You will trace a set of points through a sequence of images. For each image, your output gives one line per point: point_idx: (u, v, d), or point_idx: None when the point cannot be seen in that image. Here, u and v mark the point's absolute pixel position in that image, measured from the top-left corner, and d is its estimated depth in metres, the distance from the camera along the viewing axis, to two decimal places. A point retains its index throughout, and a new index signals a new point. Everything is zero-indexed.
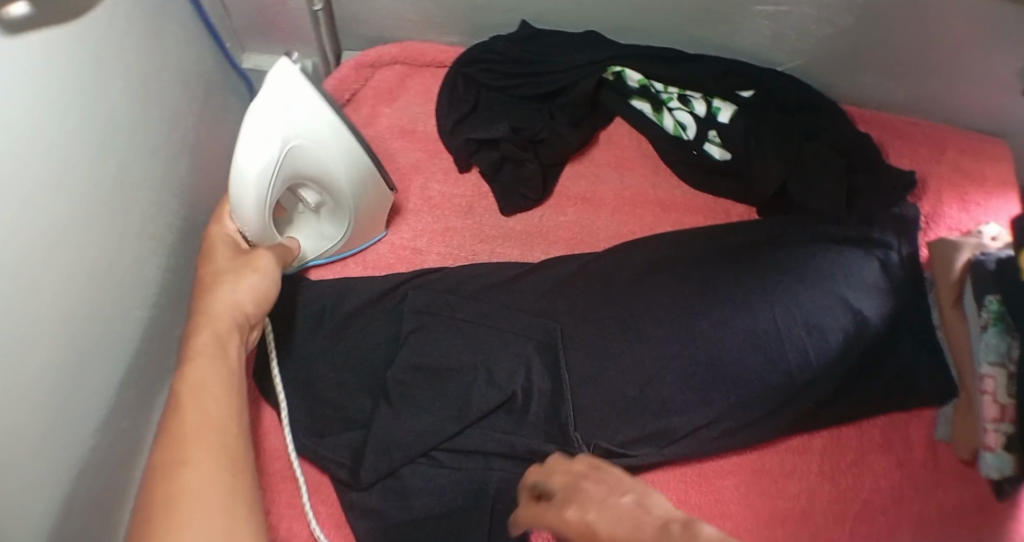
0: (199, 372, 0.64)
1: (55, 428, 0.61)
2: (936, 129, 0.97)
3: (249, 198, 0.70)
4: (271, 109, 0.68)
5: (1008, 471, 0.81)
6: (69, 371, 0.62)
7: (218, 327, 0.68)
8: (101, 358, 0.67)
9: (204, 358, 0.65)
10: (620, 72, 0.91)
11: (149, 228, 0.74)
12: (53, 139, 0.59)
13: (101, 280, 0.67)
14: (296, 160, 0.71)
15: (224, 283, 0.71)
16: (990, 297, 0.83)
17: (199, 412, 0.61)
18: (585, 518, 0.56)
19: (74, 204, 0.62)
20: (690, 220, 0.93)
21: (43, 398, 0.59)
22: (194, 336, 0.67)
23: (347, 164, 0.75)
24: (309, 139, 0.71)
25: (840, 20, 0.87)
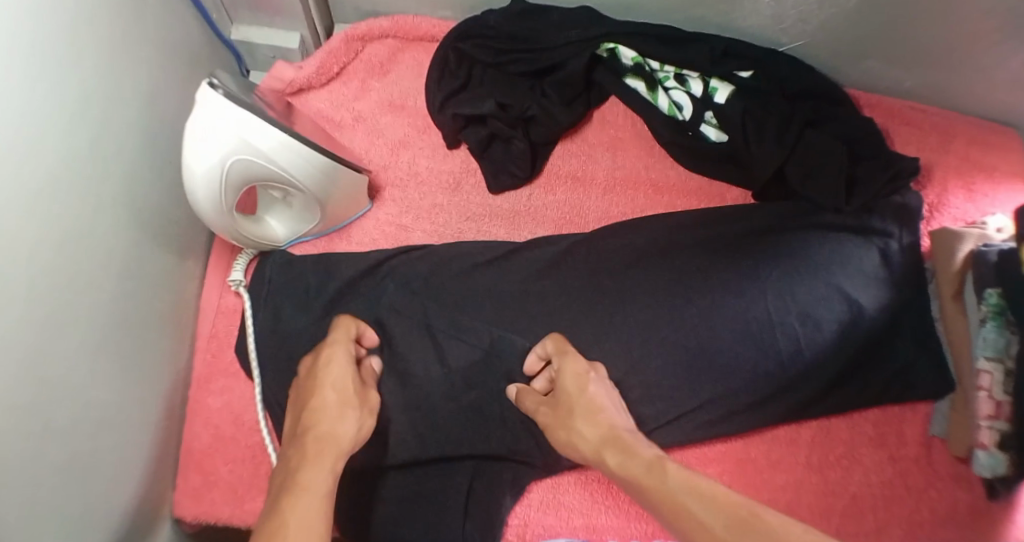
0: (307, 460, 0.58)
1: (31, 389, 0.60)
2: (944, 118, 0.94)
3: (208, 213, 0.73)
4: (206, 138, 0.67)
5: (1001, 471, 0.78)
6: (44, 331, 0.61)
7: (344, 395, 0.65)
8: (83, 319, 0.66)
9: (322, 423, 0.62)
10: (614, 49, 0.89)
11: (127, 196, 0.73)
12: (11, 100, 0.58)
13: (75, 247, 0.65)
14: (239, 177, 0.70)
15: (338, 350, 0.70)
16: (990, 290, 0.80)
17: (309, 506, 0.53)
18: (581, 373, 0.71)
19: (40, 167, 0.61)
20: (684, 204, 0.91)
21: (15, 356, 0.58)
22: (314, 405, 0.64)
23: (301, 171, 0.73)
24: (252, 157, 0.69)
25: (845, 1, 0.84)
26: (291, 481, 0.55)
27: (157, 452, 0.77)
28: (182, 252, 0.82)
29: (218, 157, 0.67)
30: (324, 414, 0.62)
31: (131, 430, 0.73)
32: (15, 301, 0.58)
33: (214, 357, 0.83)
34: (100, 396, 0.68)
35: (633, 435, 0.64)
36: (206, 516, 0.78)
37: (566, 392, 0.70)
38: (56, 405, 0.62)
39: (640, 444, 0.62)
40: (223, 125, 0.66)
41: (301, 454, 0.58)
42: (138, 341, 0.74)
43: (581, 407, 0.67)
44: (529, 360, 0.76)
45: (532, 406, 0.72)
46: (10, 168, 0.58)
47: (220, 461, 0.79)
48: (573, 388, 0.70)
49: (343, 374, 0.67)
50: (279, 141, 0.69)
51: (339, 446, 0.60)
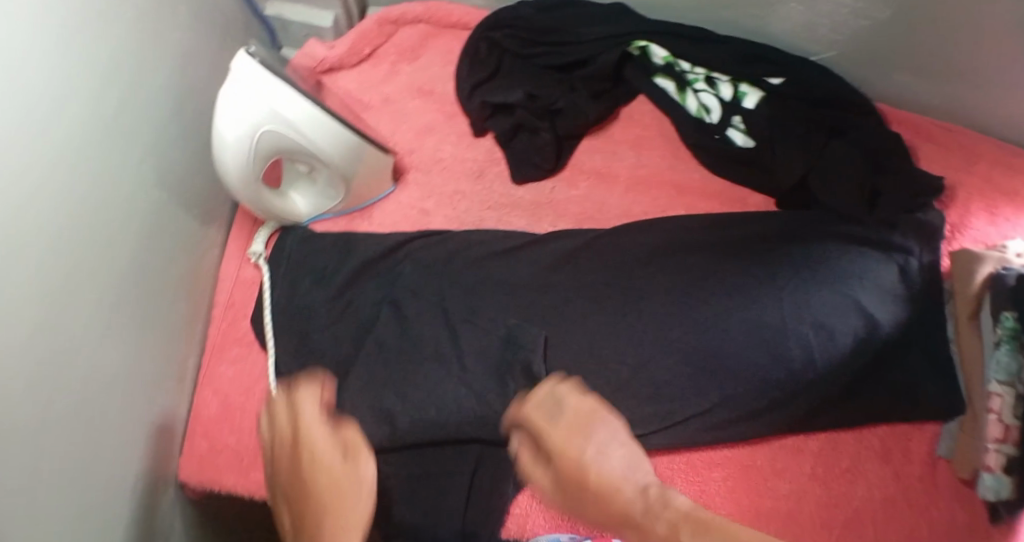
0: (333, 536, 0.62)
1: (49, 338, 0.60)
2: (972, 138, 0.93)
3: (235, 182, 0.73)
4: (238, 106, 0.67)
5: (1005, 495, 0.78)
6: (64, 282, 0.62)
7: (330, 457, 0.68)
8: (102, 274, 0.67)
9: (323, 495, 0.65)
10: (646, 48, 0.90)
11: (154, 160, 0.74)
12: (48, 53, 0.59)
13: (99, 205, 0.66)
14: (267, 147, 0.71)
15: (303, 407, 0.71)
16: (1006, 313, 0.80)
17: None
18: (584, 454, 0.62)
19: (70, 123, 0.62)
20: (705, 206, 0.90)
21: (34, 303, 0.59)
22: (307, 475, 0.67)
23: (328, 145, 0.73)
24: (282, 128, 0.70)
25: (877, 12, 0.84)
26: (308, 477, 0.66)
27: (166, 415, 0.78)
28: (203, 221, 0.83)
29: (250, 125, 0.68)
30: (322, 485, 0.66)
31: (143, 390, 0.74)
32: (36, 247, 0.59)
33: (228, 326, 0.84)
34: (116, 353, 0.69)
35: (645, 504, 0.57)
36: (210, 483, 0.79)
37: (564, 467, 0.62)
38: (70, 357, 0.63)
39: (652, 513, 0.56)
40: (258, 93, 0.67)
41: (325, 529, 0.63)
42: (155, 303, 0.75)
43: (592, 492, 0.59)
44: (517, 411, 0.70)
45: (527, 468, 0.67)
46: (43, 120, 0.59)
47: (228, 430, 0.80)
48: (575, 468, 0.61)
49: (313, 432, 0.69)
50: (309, 113, 0.71)
51: (360, 508, 0.65)
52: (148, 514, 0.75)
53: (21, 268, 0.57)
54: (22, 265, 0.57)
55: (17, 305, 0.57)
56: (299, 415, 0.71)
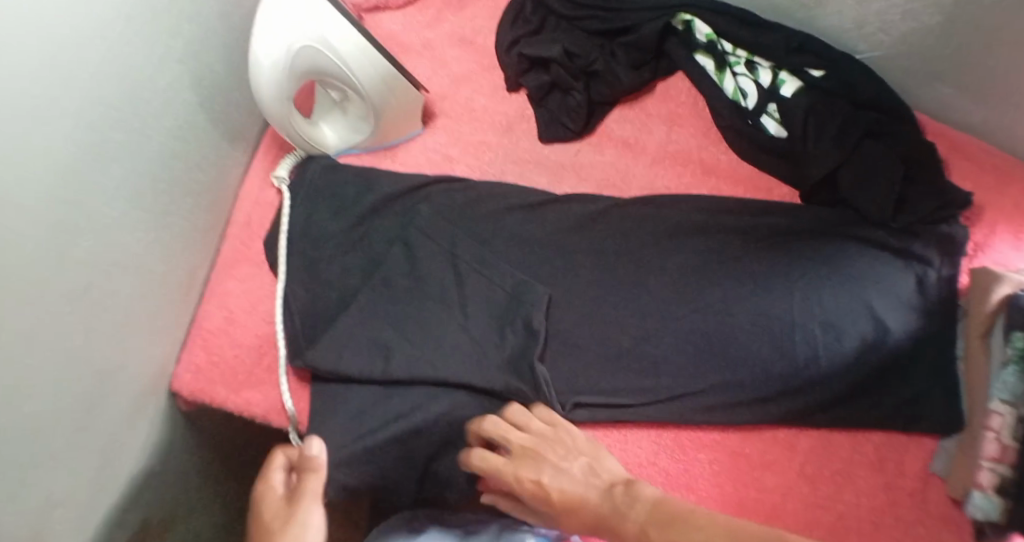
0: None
1: (64, 210, 0.61)
2: (1008, 160, 0.92)
3: (270, 104, 0.73)
4: (280, 23, 0.68)
5: (994, 516, 0.76)
6: (86, 160, 0.63)
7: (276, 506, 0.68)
8: (124, 162, 0.67)
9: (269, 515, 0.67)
10: (690, 22, 0.89)
11: (191, 66, 0.74)
12: None
13: (131, 97, 0.67)
14: (304, 68, 0.72)
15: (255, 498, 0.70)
16: (1017, 333, 0.78)
17: None
18: (542, 483, 0.68)
19: (113, 7, 0.63)
20: (729, 190, 0.90)
21: (54, 172, 0.59)
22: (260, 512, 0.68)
23: (363, 72, 0.74)
24: (319, 49, 0.70)
25: (926, 16, 0.83)
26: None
27: (170, 321, 0.78)
28: (230, 137, 0.84)
29: (289, 43, 0.69)
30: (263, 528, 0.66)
31: (150, 291, 0.74)
32: (63, 116, 0.59)
33: (241, 245, 0.84)
34: (129, 248, 0.70)
35: (614, 499, 0.63)
36: (204, 395, 0.79)
37: (530, 488, 0.68)
38: (80, 235, 0.63)
39: (620, 506, 0.61)
40: (297, 9, 0.68)
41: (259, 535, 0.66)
42: (175, 208, 0.76)
43: (551, 499, 0.67)
44: (483, 426, 0.73)
45: (512, 480, 0.69)
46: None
47: (227, 346, 0.80)
48: (536, 488, 0.68)
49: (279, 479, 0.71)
50: (349, 37, 0.71)
51: None
52: (138, 413, 0.76)
53: (44, 142, 0.57)
54: (46, 138, 0.58)
55: (37, 175, 0.57)
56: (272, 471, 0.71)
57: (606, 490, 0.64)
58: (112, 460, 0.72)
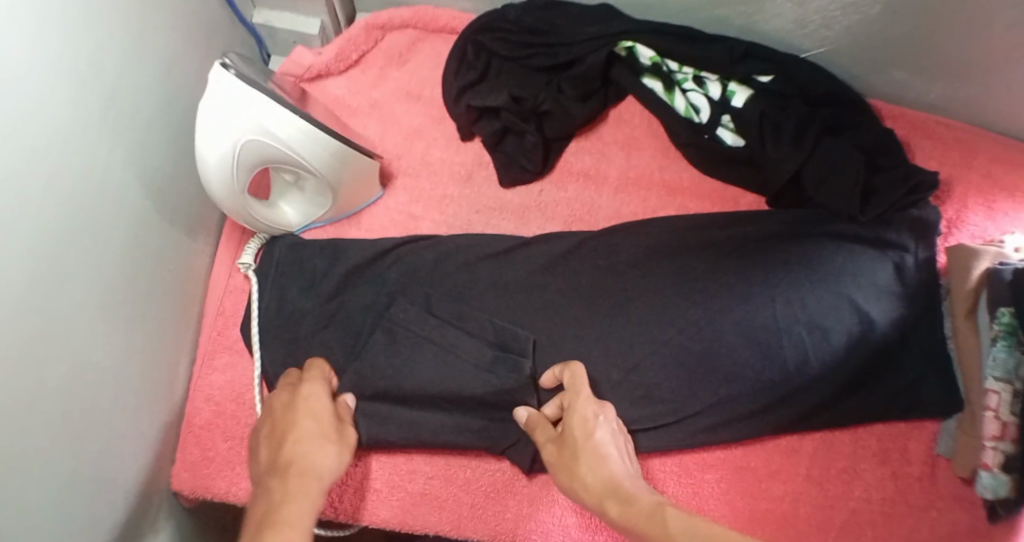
0: (302, 461, 0.66)
1: (27, 346, 0.60)
2: (969, 133, 0.92)
3: (222, 194, 0.73)
4: (216, 118, 0.68)
5: (1004, 493, 0.77)
6: (43, 292, 0.62)
7: (319, 423, 0.71)
8: (80, 282, 0.66)
9: (320, 424, 0.71)
10: (632, 48, 0.88)
11: (137, 172, 0.73)
12: (25, 68, 0.59)
13: (81, 214, 0.66)
14: (252, 158, 0.71)
15: (297, 399, 0.73)
16: (1003, 309, 0.78)
17: (298, 510, 0.60)
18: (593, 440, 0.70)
19: (51, 132, 0.62)
20: (695, 207, 0.90)
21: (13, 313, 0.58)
22: (298, 425, 0.70)
23: (313, 153, 0.74)
24: (265, 140, 0.70)
25: (867, 8, 0.82)
26: (274, 508, 0.61)
27: (158, 424, 0.78)
28: (190, 230, 0.83)
29: (229, 137, 0.69)
30: (310, 438, 0.69)
31: (130, 401, 0.73)
32: (13, 258, 0.58)
33: (218, 334, 0.84)
34: (102, 363, 0.69)
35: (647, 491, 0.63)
36: (203, 490, 0.79)
37: (575, 438, 0.71)
38: (49, 366, 0.63)
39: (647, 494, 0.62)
40: (238, 104, 0.68)
41: (302, 433, 0.69)
42: (143, 315, 0.75)
43: (590, 454, 0.69)
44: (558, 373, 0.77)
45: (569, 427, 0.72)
46: (19, 139, 0.58)
47: (219, 439, 0.80)
48: (582, 433, 0.71)
49: (321, 397, 0.74)
50: (288, 123, 0.71)
51: (318, 477, 0.65)
52: (135, 521, 0.75)
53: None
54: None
55: None
56: (311, 394, 0.74)
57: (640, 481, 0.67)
58: None
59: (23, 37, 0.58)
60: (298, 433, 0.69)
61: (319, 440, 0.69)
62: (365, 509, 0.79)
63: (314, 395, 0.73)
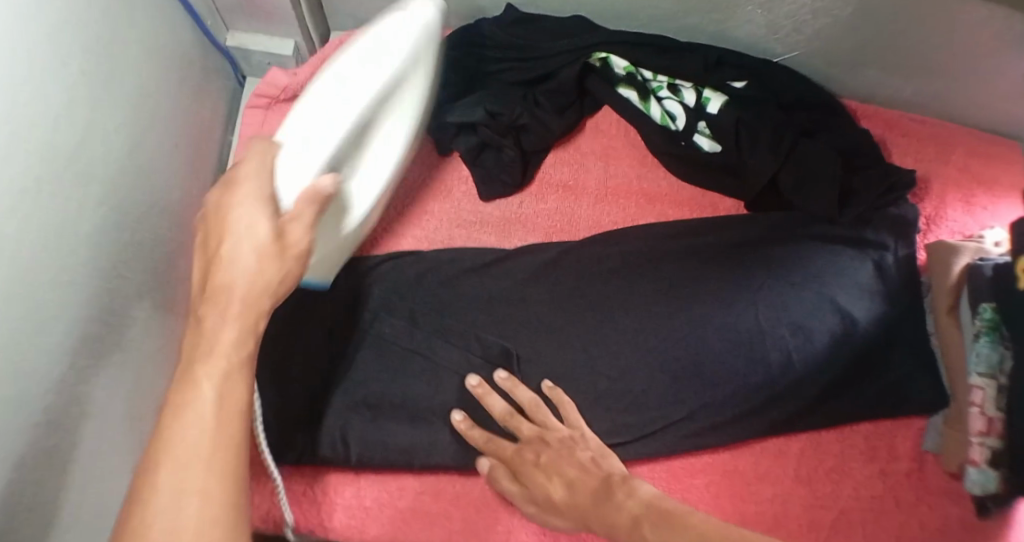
0: (234, 273, 0.55)
1: (26, 378, 0.60)
2: (943, 129, 0.93)
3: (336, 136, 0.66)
4: (318, 108, 0.67)
5: (991, 489, 0.77)
6: (36, 322, 0.62)
7: (240, 237, 0.56)
8: (73, 313, 0.66)
9: (234, 234, 0.56)
10: (607, 59, 0.88)
11: (116, 199, 0.73)
12: (17, 101, 0.59)
13: (65, 246, 0.65)
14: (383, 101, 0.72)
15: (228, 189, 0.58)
16: (985, 305, 0.79)
17: (223, 350, 0.54)
18: (541, 471, 0.73)
19: (40, 165, 0.62)
20: (675, 213, 0.91)
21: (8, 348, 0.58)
22: (218, 232, 0.56)
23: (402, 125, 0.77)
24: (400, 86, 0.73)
25: (838, 10, 0.82)
26: (200, 343, 0.54)
27: None
28: (171, 252, 0.83)
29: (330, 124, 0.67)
30: (237, 258, 0.55)
31: (117, 433, 0.73)
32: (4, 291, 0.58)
33: None
34: (91, 395, 0.69)
35: (611, 493, 0.66)
36: None
37: (529, 475, 0.74)
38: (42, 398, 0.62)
39: (616, 497, 0.65)
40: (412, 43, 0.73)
41: (223, 251, 0.56)
42: (128, 342, 0.75)
43: (547, 486, 0.72)
44: (470, 430, 0.78)
45: (519, 468, 0.75)
46: (12, 171, 0.58)
47: None
48: (529, 467, 0.74)
49: (250, 182, 0.59)
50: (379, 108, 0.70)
51: (246, 311, 0.55)
52: None
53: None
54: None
55: None
56: (241, 183, 0.58)
57: (604, 479, 0.69)
58: None
59: (13, 72, 0.58)
60: (231, 243, 0.56)
61: (241, 268, 0.55)
62: (356, 526, 0.79)
63: (242, 179, 0.58)
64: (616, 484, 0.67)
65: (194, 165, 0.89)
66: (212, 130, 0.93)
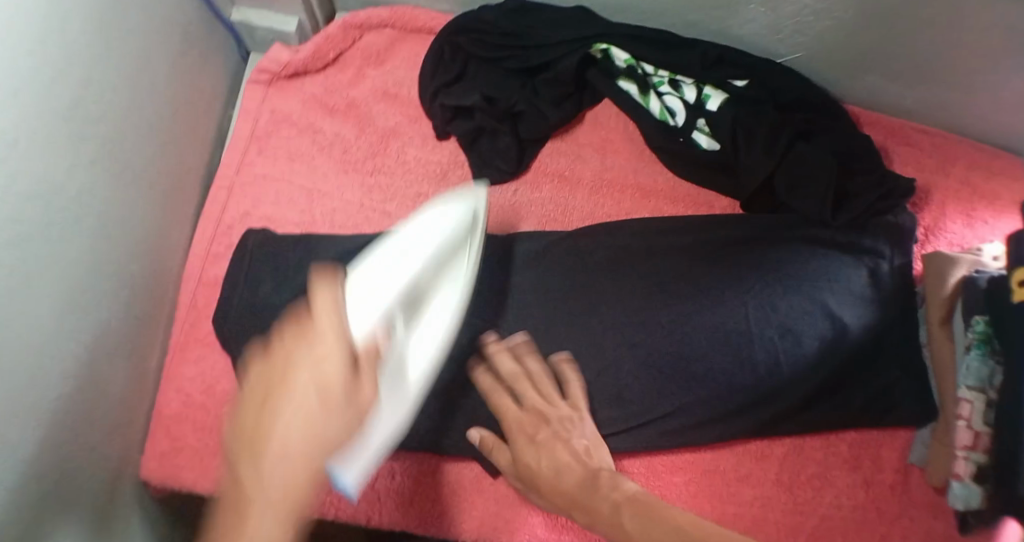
0: (296, 366, 0.60)
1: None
2: (946, 140, 0.92)
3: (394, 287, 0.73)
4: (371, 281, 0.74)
5: (975, 505, 0.76)
6: (13, 274, 0.62)
7: (312, 357, 0.61)
8: (53, 270, 0.68)
9: (302, 367, 0.60)
10: (607, 50, 0.89)
11: (106, 160, 0.74)
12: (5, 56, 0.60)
13: (48, 201, 0.66)
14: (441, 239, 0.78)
15: (302, 335, 0.63)
16: (977, 317, 0.78)
17: (273, 468, 0.57)
18: (536, 445, 0.75)
19: (23, 119, 0.63)
20: (670, 209, 0.90)
21: None
22: (298, 341, 0.62)
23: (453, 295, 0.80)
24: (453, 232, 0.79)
25: (840, 12, 0.82)
26: (257, 447, 0.58)
27: (123, 413, 0.79)
28: (160, 218, 0.84)
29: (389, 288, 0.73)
30: (306, 352, 0.61)
31: (93, 392, 0.74)
32: None
33: (190, 327, 0.85)
34: (68, 352, 0.70)
35: (597, 487, 0.68)
36: (172, 479, 0.81)
37: (522, 445, 0.76)
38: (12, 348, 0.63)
39: (602, 491, 0.67)
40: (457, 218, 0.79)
41: (286, 358, 0.61)
42: (108, 304, 0.76)
43: (537, 461, 0.74)
44: (487, 382, 0.80)
45: (516, 432, 0.77)
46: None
47: (187, 428, 0.81)
48: (525, 439, 0.76)
49: (323, 312, 0.65)
50: (436, 275, 0.77)
51: (306, 440, 0.59)
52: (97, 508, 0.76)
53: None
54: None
55: None
56: (318, 310, 0.65)
57: (592, 471, 0.72)
58: None
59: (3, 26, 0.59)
60: (300, 362, 0.61)
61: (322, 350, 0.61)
62: (332, 503, 0.80)
63: (325, 290, 0.67)
64: (603, 477, 0.70)
65: (192, 136, 0.90)
66: (213, 103, 0.94)
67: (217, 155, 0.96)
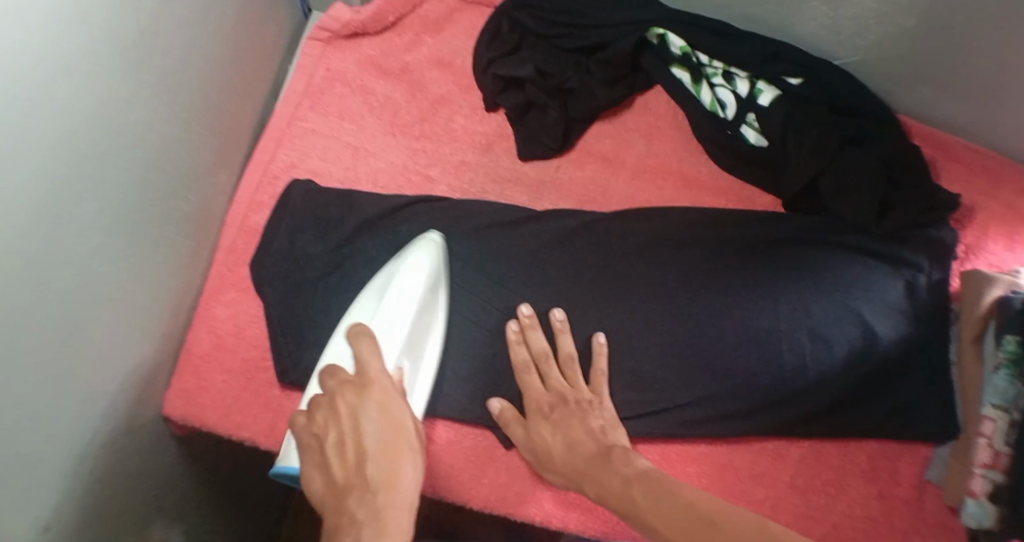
0: (380, 476, 0.60)
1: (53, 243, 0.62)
2: (996, 161, 0.91)
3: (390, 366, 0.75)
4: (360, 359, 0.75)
5: (987, 524, 0.75)
6: (70, 194, 0.64)
7: (387, 460, 0.62)
8: (109, 193, 0.69)
9: (378, 480, 0.60)
10: (664, 35, 0.90)
11: (166, 95, 0.75)
12: None
13: (111, 126, 0.67)
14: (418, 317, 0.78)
15: (364, 422, 0.64)
16: (1008, 337, 0.76)
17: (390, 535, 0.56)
18: (553, 423, 0.76)
19: (97, 40, 0.64)
20: (710, 201, 0.90)
21: (39, 210, 0.60)
22: (366, 427, 0.64)
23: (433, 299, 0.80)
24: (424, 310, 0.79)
25: (901, 18, 0.82)
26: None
27: (156, 345, 0.81)
28: (209, 160, 0.85)
29: (396, 339, 0.76)
30: (389, 473, 0.61)
31: (132, 320, 0.75)
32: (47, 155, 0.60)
33: (227, 270, 0.87)
34: (113, 278, 0.71)
35: (610, 462, 0.67)
36: (193, 417, 0.82)
37: (540, 422, 0.77)
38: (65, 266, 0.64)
39: (614, 465, 0.67)
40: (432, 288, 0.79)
41: (373, 462, 0.61)
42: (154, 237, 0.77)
43: (555, 438, 0.75)
44: (516, 356, 0.80)
45: (535, 411, 0.78)
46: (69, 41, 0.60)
47: (215, 367, 0.83)
48: (544, 417, 0.77)
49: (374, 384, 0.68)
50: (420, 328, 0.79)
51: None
52: (128, 436, 0.77)
53: (24, 175, 0.57)
54: (18, 169, 0.57)
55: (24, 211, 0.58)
56: (370, 388, 0.67)
57: (604, 447, 0.71)
58: (105, 484, 0.74)
59: None
60: (368, 481, 0.60)
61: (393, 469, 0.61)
62: None
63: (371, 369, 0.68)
64: (615, 451, 0.69)
65: (247, 84, 0.91)
66: (271, 54, 0.96)
67: (269, 106, 0.97)
